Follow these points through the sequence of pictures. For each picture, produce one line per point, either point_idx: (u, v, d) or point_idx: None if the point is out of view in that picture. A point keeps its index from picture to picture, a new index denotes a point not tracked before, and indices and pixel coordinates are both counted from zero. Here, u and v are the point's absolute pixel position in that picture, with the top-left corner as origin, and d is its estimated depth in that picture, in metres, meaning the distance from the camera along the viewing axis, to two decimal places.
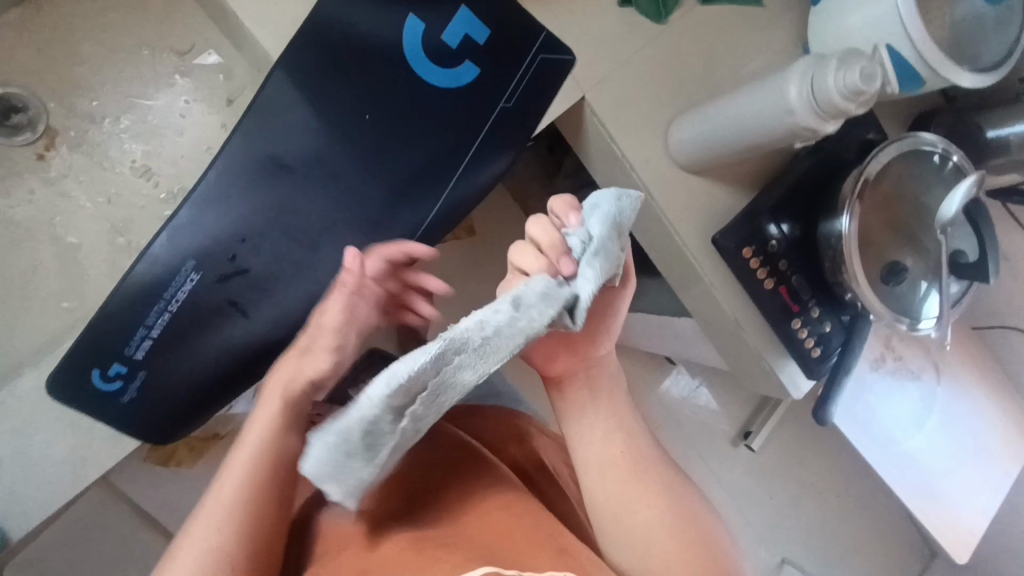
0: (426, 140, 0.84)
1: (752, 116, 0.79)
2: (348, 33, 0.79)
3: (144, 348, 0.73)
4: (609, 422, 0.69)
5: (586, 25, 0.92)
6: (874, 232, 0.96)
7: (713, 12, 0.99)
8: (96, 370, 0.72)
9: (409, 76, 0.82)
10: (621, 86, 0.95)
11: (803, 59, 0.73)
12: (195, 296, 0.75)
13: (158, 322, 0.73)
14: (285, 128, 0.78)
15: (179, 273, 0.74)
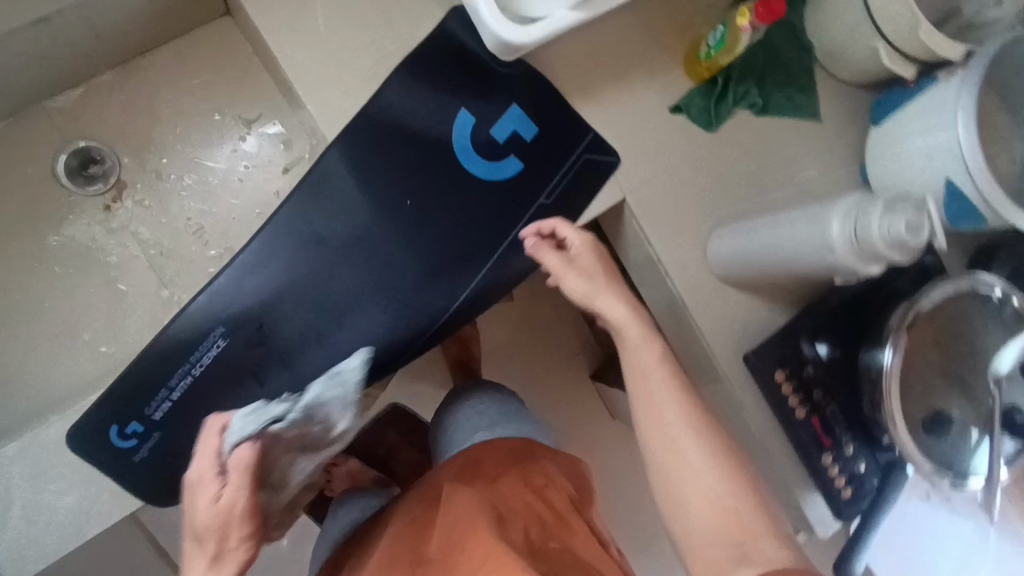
0: (462, 229, 0.86)
1: (790, 245, 0.77)
2: (402, 122, 0.83)
3: (162, 409, 0.76)
4: (644, 361, 0.77)
5: (636, 127, 0.93)
6: (918, 372, 0.90)
7: (769, 123, 0.98)
8: (114, 428, 0.74)
9: (454, 167, 0.85)
10: (666, 190, 0.94)
11: (849, 196, 0.70)
12: (219, 360, 0.77)
13: (180, 385, 0.76)
14: (333, 207, 0.82)
15: (207, 338, 0.77)
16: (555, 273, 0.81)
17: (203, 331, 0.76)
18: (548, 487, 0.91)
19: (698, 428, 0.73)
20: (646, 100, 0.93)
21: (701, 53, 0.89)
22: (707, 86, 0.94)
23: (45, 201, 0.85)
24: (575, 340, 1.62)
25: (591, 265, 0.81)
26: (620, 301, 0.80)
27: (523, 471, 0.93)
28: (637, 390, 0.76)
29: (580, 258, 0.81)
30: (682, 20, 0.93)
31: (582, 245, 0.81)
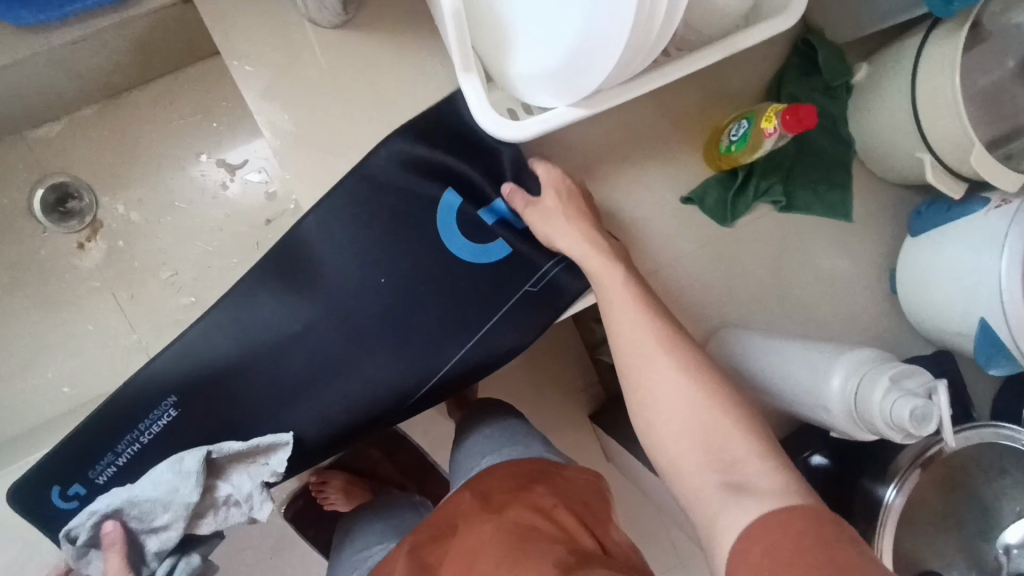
0: (433, 309, 0.79)
1: (785, 388, 0.70)
2: (389, 193, 0.78)
3: (106, 474, 0.76)
4: (607, 285, 0.73)
5: (642, 214, 0.85)
6: (920, 519, 0.82)
7: (792, 221, 0.89)
8: (56, 490, 0.74)
9: (436, 244, 0.79)
10: (668, 283, 0.87)
11: (858, 351, 0.63)
12: (169, 430, 0.76)
13: (126, 451, 0.75)
14: (306, 276, 0.78)
15: (158, 407, 0.76)
16: (546, 235, 0.77)
17: (155, 400, 0.75)
18: (557, 508, 0.72)
19: (693, 385, 0.65)
20: (656, 186, 0.86)
21: (721, 146, 0.82)
22: (727, 177, 0.85)
23: (18, 235, 0.83)
24: (579, 380, 1.33)
25: (556, 180, 0.78)
26: (595, 254, 0.75)
27: (526, 497, 0.73)
28: (620, 347, 0.71)
29: (548, 200, 0.77)
30: (704, 104, 0.86)
31: (550, 172, 0.79)
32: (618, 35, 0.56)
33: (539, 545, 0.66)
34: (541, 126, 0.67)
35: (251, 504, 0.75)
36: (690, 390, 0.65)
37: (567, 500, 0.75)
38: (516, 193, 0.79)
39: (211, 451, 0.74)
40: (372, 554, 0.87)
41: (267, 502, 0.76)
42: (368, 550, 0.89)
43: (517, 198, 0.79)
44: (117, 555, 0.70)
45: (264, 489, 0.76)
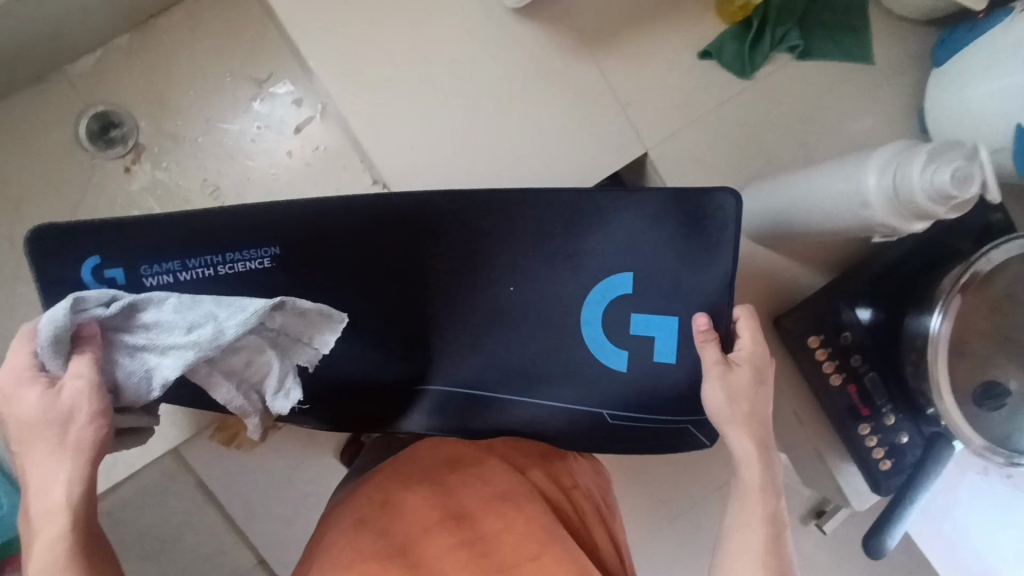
0: (524, 374, 0.74)
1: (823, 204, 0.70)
2: (512, 238, 0.72)
3: (159, 279, 0.68)
4: (747, 465, 0.63)
5: (660, 75, 0.86)
6: (973, 339, 0.80)
7: (813, 69, 0.88)
8: (95, 259, 0.68)
9: (552, 316, 0.73)
10: (694, 142, 0.87)
11: (888, 145, 0.63)
12: (252, 278, 0.69)
13: (197, 270, 0.69)
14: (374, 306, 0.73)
15: (258, 248, 0.69)
16: (715, 412, 0.65)
17: (255, 241, 0.69)
18: (577, 489, 0.75)
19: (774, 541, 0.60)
20: (671, 47, 0.86)
21: None
22: (742, 30, 0.85)
23: (71, 166, 0.87)
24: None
25: (747, 395, 0.64)
26: (749, 444, 0.63)
27: (552, 468, 0.75)
28: (739, 514, 0.62)
29: (741, 377, 0.64)
30: None
31: (750, 345, 0.66)
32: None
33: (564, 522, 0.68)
34: None
35: (275, 383, 0.57)
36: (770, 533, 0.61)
37: (580, 479, 0.77)
38: (714, 336, 0.67)
39: (283, 302, 0.55)
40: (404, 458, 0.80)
41: (293, 395, 0.58)
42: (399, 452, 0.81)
43: (708, 340, 0.66)
44: (84, 368, 0.49)
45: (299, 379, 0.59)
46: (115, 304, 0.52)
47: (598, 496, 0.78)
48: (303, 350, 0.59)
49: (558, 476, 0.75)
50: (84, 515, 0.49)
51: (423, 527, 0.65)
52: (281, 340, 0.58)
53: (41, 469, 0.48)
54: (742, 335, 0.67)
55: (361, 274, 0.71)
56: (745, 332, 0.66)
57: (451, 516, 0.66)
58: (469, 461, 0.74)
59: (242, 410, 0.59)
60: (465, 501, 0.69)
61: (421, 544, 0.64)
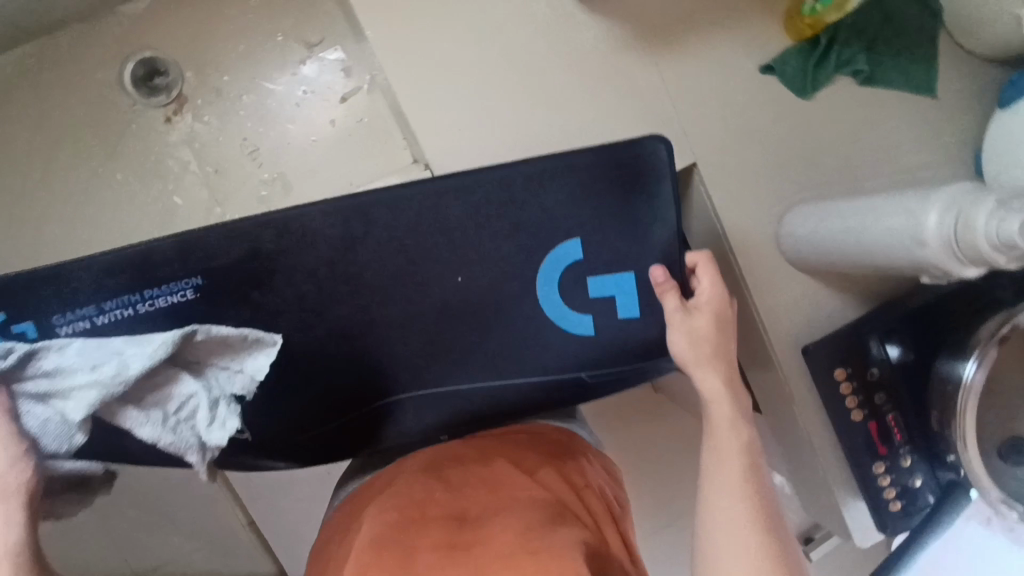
0: (485, 354, 0.73)
1: (883, 226, 0.68)
2: (462, 219, 0.69)
3: (75, 326, 0.64)
4: (716, 401, 0.67)
5: (717, 86, 0.84)
6: (1006, 392, 0.78)
7: (874, 96, 0.86)
8: (3, 315, 0.63)
9: (514, 299, 0.72)
10: (743, 157, 0.86)
11: (955, 185, 0.61)
12: (176, 313, 0.65)
13: (114, 313, 0.64)
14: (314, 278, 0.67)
15: (176, 282, 0.64)
16: (681, 356, 0.69)
17: (176, 274, 0.64)
18: (589, 488, 0.71)
19: (748, 477, 0.61)
20: (733, 57, 0.84)
21: (804, 7, 0.79)
22: (809, 46, 0.83)
23: (112, 110, 0.87)
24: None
25: (709, 337, 0.69)
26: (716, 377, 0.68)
27: (559, 468, 0.72)
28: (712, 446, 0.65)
29: (702, 320, 0.70)
30: None
31: (709, 290, 0.71)
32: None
33: (570, 518, 0.63)
34: None
35: (209, 413, 0.54)
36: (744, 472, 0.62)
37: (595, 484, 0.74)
38: (673, 284, 0.70)
39: (197, 329, 0.56)
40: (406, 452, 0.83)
41: (231, 420, 0.55)
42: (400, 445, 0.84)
43: (671, 291, 0.70)
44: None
45: (234, 404, 0.56)
46: (7, 356, 0.51)
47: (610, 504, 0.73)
48: (231, 377, 0.58)
49: (567, 476, 0.72)
50: (32, 550, 0.49)
51: (415, 520, 0.62)
52: (204, 373, 0.57)
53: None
54: (704, 285, 0.71)
55: (315, 249, 0.67)
56: (706, 278, 0.71)
57: (446, 512, 0.63)
58: (468, 462, 0.71)
59: (174, 449, 0.53)
60: (462, 500, 0.65)
61: (415, 534, 0.60)
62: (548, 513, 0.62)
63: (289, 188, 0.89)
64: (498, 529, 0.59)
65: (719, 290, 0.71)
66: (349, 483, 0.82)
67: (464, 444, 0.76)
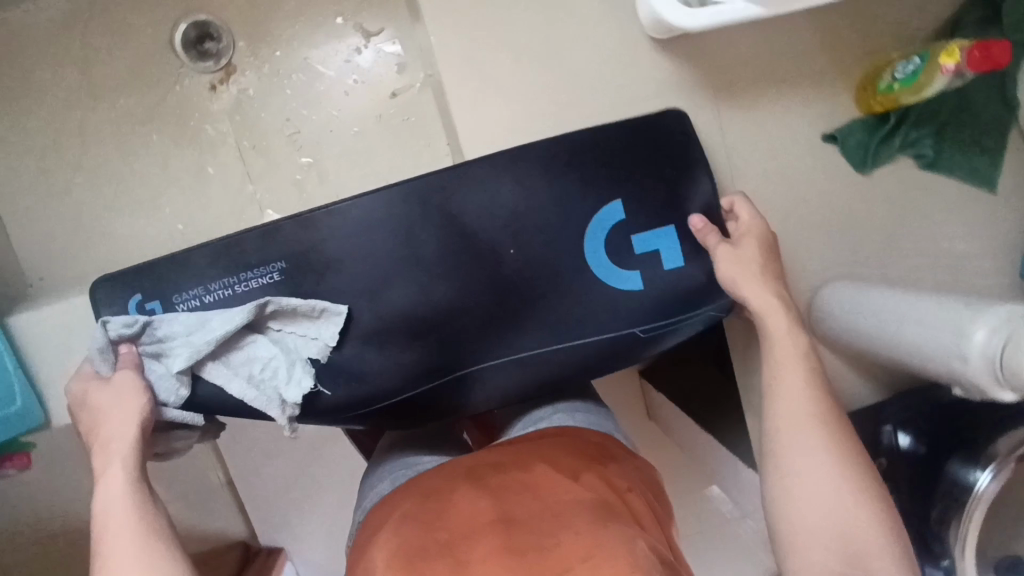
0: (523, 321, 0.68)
1: (940, 307, 0.67)
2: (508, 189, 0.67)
3: (189, 305, 0.65)
4: (772, 317, 0.64)
5: (777, 146, 0.81)
6: (1007, 505, 0.77)
7: (932, 183, 0.83)
8: (137, 297, 0.65)
9: (554, 263, 0.68)
10: (790, 222, 0.83)
11: (1010, 305, 0.60)
12: (262, 294, 0.65)
13: (218, 292, 0.64)
14: (353, 233, 0.65)
15: (265, 264, 0.64)
16: (731, 283, 0.66)
17: (261, 257, 0.64)
18: (632, 490, 0.65)
19: (828, 438, 0.58)
20: (798, 120, 0.81)
21: (881, 83, 0.77)
22: (875, 121, 0.81)
23: (158, 69, 0.85)
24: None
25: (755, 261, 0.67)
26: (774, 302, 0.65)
27: (600, 471, 0.66)
28: (782, 405, 0.61)
29: (749, 249, 0.68)
30: (863, 37, 0.79)
31: (749, 218, 0.69)
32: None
33: (620, 518, 0.58)
34: (711, 18, 0.64)
35: (287, 373, 0.62)
36: (823, 429, 0.58)
37: (636, 483, 0.68)
38: (712, 227, 0.69)
39: (269, 300, 0.62)
40: (427, 462, 0.77)
41: (306, 379, 0.63)
42: (420, 456, 0.79)
43: (714, 236, 0.68)
44: (125, 369, 0.58)
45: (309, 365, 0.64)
46: (127, 324, 0.59)
47: (651, 503, 0.68)
48: (306, 342, 0.65)
49: (606, 475, 0.66)
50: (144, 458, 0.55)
51: (463, 530, 0.57)
52: (279, 338, 0.64)
53: (106, 433, 0.55)
54: (742, 211, 0.70)
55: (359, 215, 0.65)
56: (744, 209, 0.70)
57: (494, 519, 0.58)
58: (502, 464, 0.66)
59: (258, 404, 0.61)
60: (507, 505, 0.60)
61: (467, 547, 0.55)
62: (599, 514, 0.58)
63: (324, 176, 0.88)
64: (549, 540, 0.55)
65: (757, 221, 0.69)
66: (371, 496, 0.74)
67: (496, 449, 0.71)
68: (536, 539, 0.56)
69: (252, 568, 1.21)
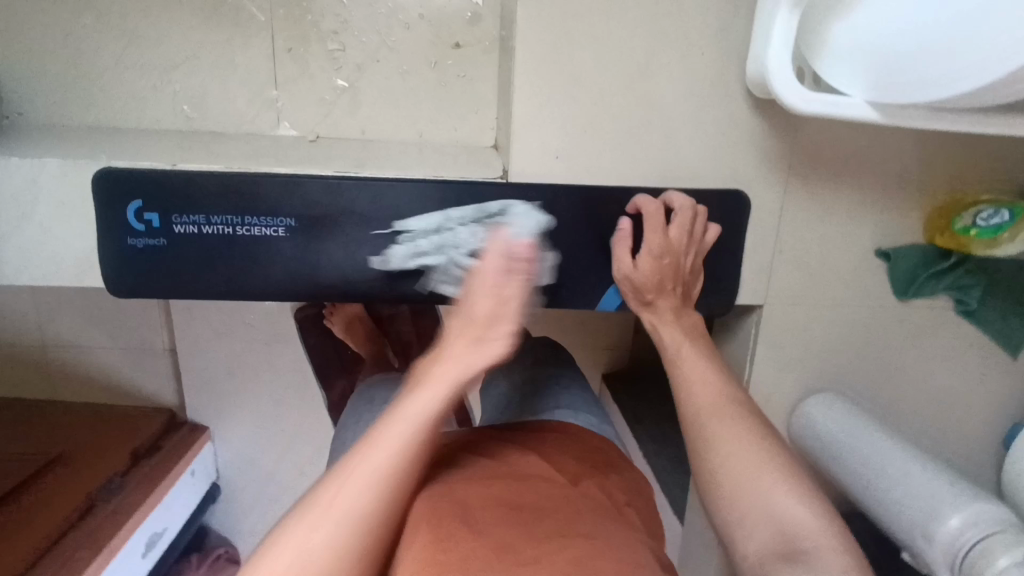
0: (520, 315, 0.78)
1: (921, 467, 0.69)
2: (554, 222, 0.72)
3: (186, 228, 0.69)
4: (668, 332, 0.67)
5: (829, 241, 0.76)
6: None
7: (960, 331, 0.80)
8: (135, 203, 0.67)
9: (571, 295, 0.75)
10: (809, 319, 0.79)
11: (990, 505, 0.63)
12: (266, 243, 0.70)
13: (218, 227, 0.69)
14: (399, 219, 0.70)
15: (272, 216, 0.69)
16: (637, 299, 0.71)
17: (272, 209, 0.68)
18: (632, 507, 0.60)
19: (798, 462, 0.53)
20: (860, 223, 0.76)
21: (957, 221, 0.71)
22: (934, 254, 0.75)
23: None
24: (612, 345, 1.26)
25: (654, 281, 0.69)
26: (679, 323, 0.68)
27: (600, 479, 0.61)
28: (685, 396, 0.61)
29: (647, 263, 0.69)
30: (963, 162, 0.73)
31: (659, 237, 0.68)
32: (998, 62, 0.43)
33: (614, 521, 0.54)
34: (824, 107, 0.57)
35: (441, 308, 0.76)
36: (744, 415, 0.57)
37: (636, 496, 0.62)
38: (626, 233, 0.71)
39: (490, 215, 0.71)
40: None
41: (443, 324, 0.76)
42: None
43: (626, 241, 0.71)
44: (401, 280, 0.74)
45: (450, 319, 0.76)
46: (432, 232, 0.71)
47: (643, 516, 0.61)
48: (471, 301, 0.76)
49: (609, 485, 0.61)
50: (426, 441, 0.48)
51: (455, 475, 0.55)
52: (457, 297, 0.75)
53: (408, 409, 0.48)
54: (677, 200, 0.70)
55: (413, 208, 0.70)
56: (677, 203, 0.70)
57: (489, 475, 0.55)
58: (496, 444, 0.62)
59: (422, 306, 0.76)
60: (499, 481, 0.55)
61: (459, 488, 0.53)
62: (595, 513, 0.54)
63: (357, 106, 0.80)
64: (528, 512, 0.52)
65: (655, 203, 0.70)
66: None
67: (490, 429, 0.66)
68: (528, 515, 0.51)
69: (171, 439, 1.17)
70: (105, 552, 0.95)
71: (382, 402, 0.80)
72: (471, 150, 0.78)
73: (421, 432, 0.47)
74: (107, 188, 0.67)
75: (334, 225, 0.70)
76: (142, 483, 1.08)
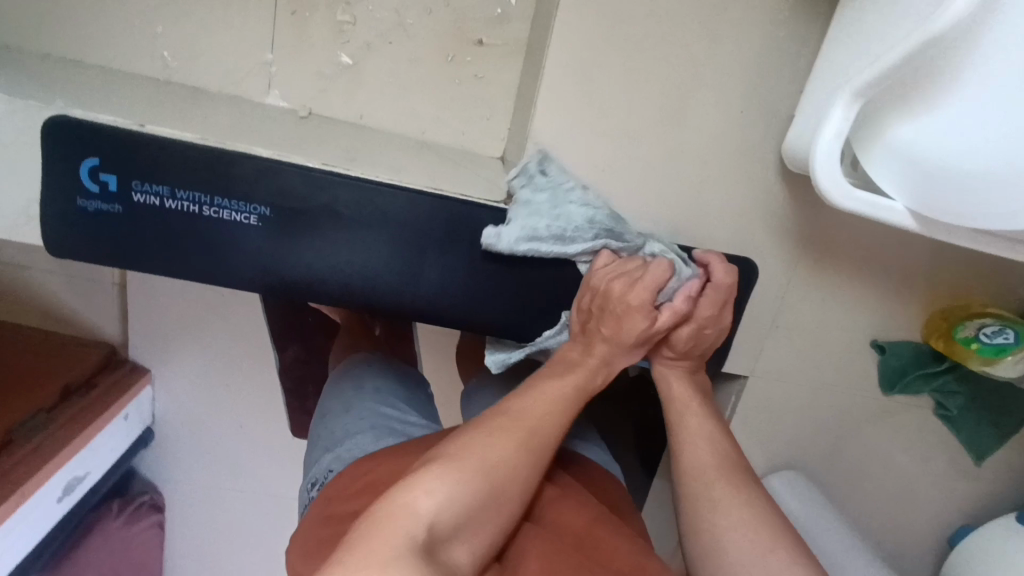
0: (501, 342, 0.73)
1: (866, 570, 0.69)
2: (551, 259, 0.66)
3: (147, 198, 0.61)
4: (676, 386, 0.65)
5: (826, 323, 0.73)
6: None
7: (932, 429, 0.79)
8: (91, 161, 0.59)
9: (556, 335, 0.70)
10: (789, 396, 0.77)
11: None
12: (236, 229, 0.63)
13: (183, 203, 0.61)
14: (386, 227, 0.64)
15: (246, 202, 0.62)
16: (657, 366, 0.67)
17: (246, 194, 0.61)
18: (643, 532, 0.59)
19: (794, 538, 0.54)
20: (861, 310, 0.73)
21: (959, 329, 0.69)
22: (928, 354, 0.73)
23: None
24: None
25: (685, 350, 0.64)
26: (686, 392, 0.65)
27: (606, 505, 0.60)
28: (687, 455, 0.60)
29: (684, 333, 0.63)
30: (976, 268, 0.70)
31: (707, 308, 0.62)
32: None
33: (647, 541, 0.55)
34: (864, 207, 0.53)
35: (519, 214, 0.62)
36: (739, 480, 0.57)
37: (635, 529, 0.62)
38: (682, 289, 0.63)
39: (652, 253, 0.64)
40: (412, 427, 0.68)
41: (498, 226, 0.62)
42: (404, 416, 0.69)
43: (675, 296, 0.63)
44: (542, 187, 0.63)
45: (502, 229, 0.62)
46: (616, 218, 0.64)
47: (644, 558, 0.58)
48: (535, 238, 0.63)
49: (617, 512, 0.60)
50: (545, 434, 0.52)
51: None
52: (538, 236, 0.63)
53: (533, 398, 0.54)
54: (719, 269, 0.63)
55: (402, 217, 0.64)
56: (717, 275, 0.62)
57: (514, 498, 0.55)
58: None
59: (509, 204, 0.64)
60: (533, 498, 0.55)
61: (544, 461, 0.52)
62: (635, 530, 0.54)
63: (359, 87, 0.72)
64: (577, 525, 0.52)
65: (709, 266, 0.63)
66: (347, 448, 0.63)
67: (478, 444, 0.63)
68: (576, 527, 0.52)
69: (106, 379, 1.00)
70: (13, 498, 0.84)
71: (373, 390, 0.73)
72: (474, 160, 0.72)
73: (543, 426, 0.52)
74: (59, 139, 0.59)
75: (314, 221, 0.63)
76: (64, 424, 0.93)
